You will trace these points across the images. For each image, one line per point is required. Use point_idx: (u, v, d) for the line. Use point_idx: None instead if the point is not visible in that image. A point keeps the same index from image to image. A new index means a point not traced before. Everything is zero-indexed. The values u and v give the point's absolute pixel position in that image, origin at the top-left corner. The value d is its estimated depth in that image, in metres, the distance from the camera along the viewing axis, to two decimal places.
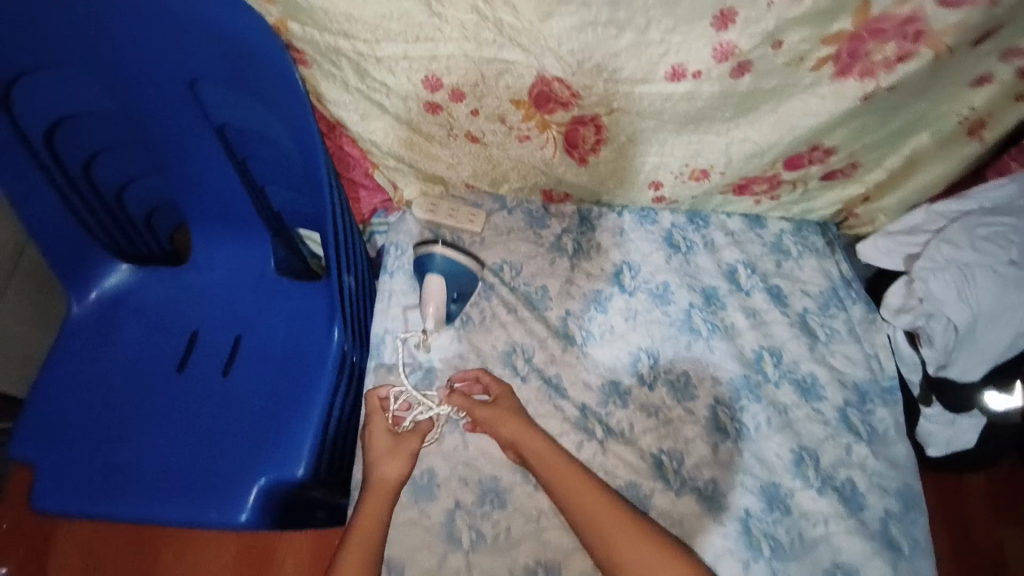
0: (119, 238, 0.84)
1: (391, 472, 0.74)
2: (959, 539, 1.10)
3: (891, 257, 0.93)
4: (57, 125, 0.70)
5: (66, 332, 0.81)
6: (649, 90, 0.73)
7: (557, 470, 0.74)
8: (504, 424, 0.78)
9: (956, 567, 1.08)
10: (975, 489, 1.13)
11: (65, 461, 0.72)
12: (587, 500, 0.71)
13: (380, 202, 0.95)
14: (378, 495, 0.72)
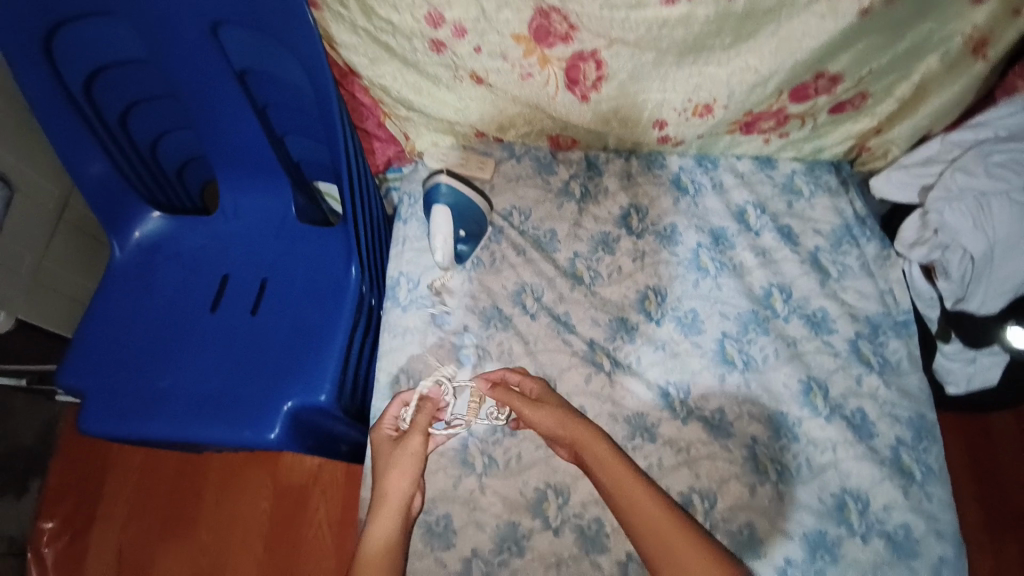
0: (157, 193, 0.94)
1: (401, 486, 0.70)
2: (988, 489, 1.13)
3: (902, 191, 0.94)
4: (95, 74, 0.77)
5: (112, 275, 0.90)
6: (644, 16, 0.74)
7: (621, 483, 0.67)
8: (557, 426, 0.73)
9: (984, 514, 1.12)
10: (1002, 438, 1.16)
11: (110, 386, 0.80)
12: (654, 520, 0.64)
13: (393, 153, 1.02)
14: (387, 513, 0.68)
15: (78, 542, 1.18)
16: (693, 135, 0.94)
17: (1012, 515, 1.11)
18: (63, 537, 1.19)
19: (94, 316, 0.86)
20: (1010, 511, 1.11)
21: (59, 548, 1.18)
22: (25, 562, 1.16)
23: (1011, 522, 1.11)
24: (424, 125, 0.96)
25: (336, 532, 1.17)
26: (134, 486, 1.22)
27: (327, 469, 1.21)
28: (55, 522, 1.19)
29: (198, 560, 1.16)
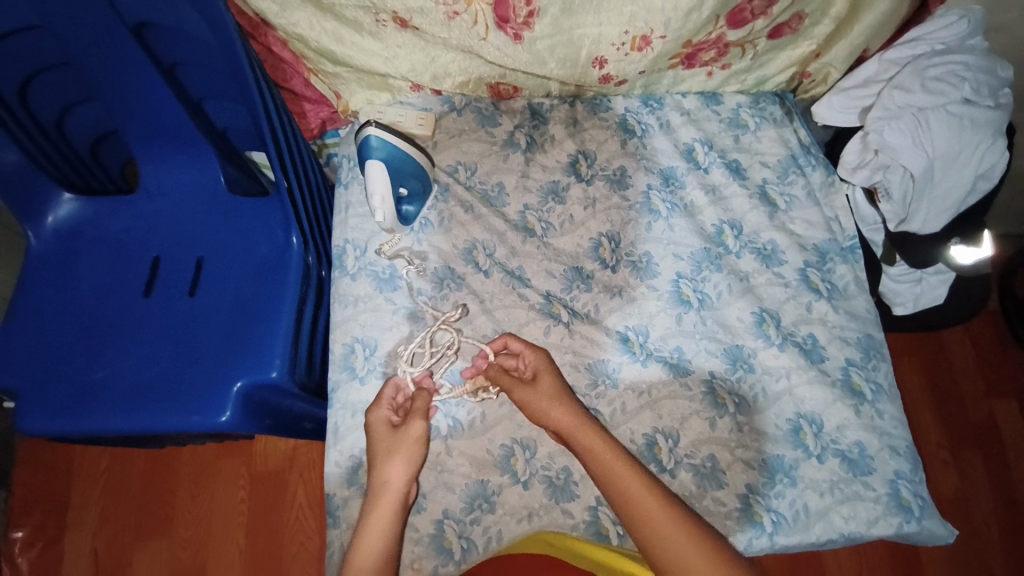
0: (72, 175, 0.86)
1: (399, 478, 0.69)
2: (947, 407, 1.20)
3: (845, 115, 0.95)
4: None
5: (31, 264, 0.83)
6: None
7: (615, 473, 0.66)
8: (548, 409, 0.71)
9: (943, 429, 1.18)
10: (955, 356, 1.22)
11: (43, 384, 0.75)
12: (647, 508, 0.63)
13: (326, 115, 0.97)
14: (386, 507, 0.67)
15: (50, 551, 1.14)
16: (634, 71, 0.91)
17: (973, 432, 1.18)
18: (34, 547, 1.14)
19: (19, 311, 0.80)
20: (965, 425, 1.18)
21: (30, 559, 1.13)
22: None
23: (973, 439, 1.17)
24: (356, 82, 0.91)
25: (317, 513, 1.16)
26: (104, 488, 1.18)
27: (302, 452, 1.20)
28: (24, 533, 1.14)
29: (179, 555, 1.14)
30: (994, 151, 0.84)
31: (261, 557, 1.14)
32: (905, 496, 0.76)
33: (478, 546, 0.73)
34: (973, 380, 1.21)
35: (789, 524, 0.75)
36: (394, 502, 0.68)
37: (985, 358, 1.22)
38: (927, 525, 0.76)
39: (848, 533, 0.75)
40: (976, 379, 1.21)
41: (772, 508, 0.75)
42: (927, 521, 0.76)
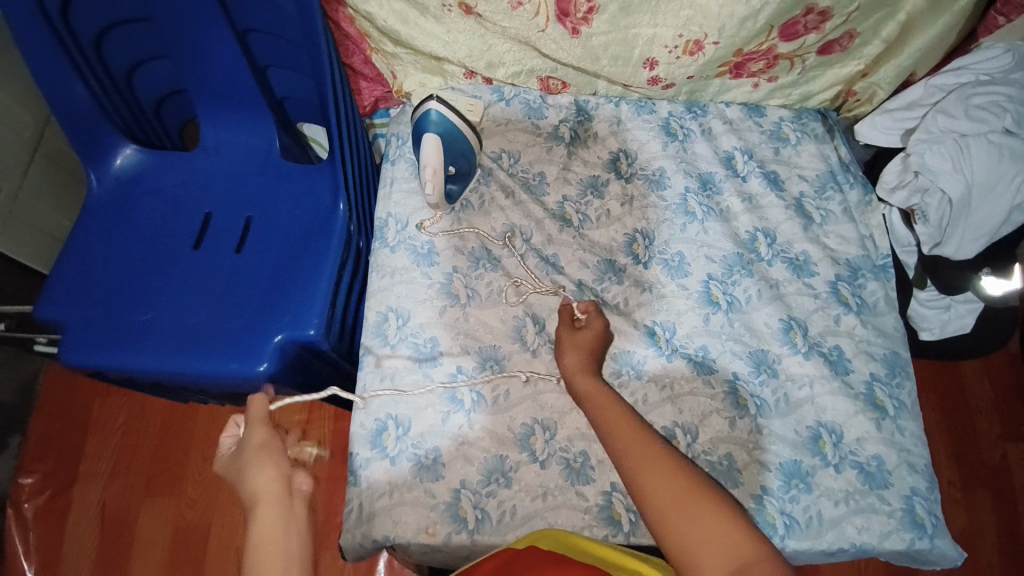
0: (134, 128, 0.91)
1: (267, 479, 0.62)
2: (963, 448, 1.18)
3: (887, 135, 0.97)
4: None
5: (89, 207, 0.87)
6: None
7: (637, 453, 0.63)
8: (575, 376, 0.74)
9: (956, 469, 1.17)
10: (975, 398, 1.21)
11: (88, 321, 0.78)
12: (669, 491, 0.58)
13: (380, 93, 1.02)
14: (268, 508, 0.59)
15: (60, 499, 1.17)
16: (682, 75, 0.94)
17: (985, 473, 1.17)
18: (45, 493, 1.18)
19: (72, 250, 0.84)
20: (981, 468, 1.17)
21: (39, 505, 1.17)
22: (2, 518, 1.15)
23: (985, 481, 1.16)
24: (412, 64, 0.95)
25: (323, 488, 1.17)
26: (118, 442, 1.21)
27: (313, 427, 1.21)
28: (35, 478, 1.18)
29: (184, 515, 1.16)
30: None
31: None
32: (921, 514, 0.76)
33: (492, 517, 0.75)
34: (993, 422, 1.20)
35: (801, 529, 0.75)
36: (275, 500, 0.60)
37: (1002, 400, 1.21)
38: (941, 545, 0.75)
39: (860, 543, 0.75)
40: (993, 421, 1.20)
41: (786, 512, 0.76)
42: (942, 541, 0.76)
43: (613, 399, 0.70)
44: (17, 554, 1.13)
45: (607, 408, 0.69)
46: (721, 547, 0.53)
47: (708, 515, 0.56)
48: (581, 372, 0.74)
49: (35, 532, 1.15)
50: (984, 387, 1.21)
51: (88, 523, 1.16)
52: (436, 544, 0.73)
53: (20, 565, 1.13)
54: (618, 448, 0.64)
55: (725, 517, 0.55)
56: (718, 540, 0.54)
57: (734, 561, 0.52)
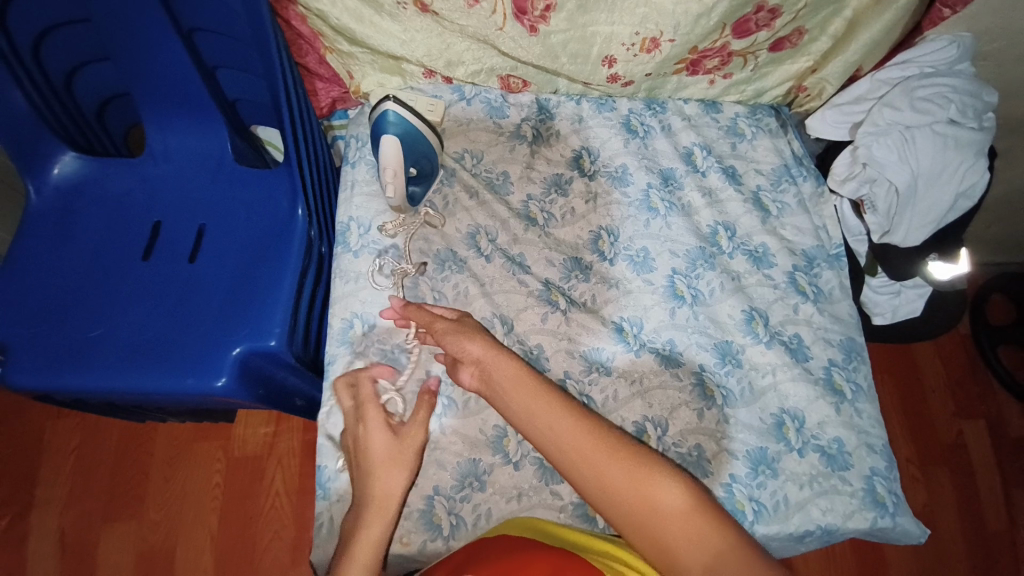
0: (74, 133, 0.86)
1: (392, 487, 0.66)
2: (918, 427, 1.24)
3: (835, 129, 1.00)
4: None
5: (28, 219, 0.82)
6: None
7: (589, 468, 0.58)
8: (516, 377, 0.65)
9: (912, 447, 1.22)
10: (929, 379, 1.27)
11: (32, 340, 0.74)
12: (631, 502, 0.56)
13: (337, 94, 0.99)
14: (381, 515, 0.64)
15: (8, 530, 1.10)
16: (641, 73, 0.95)
17: (941, 450, 1.23)
18: None
19: (12, 265, 0.78)
20: (935, 445, 1.23)
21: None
22: None
23: (941, 458, 1.22)
24: (369, 64, 0.93)
25: (295, 501, 1.15)
26: (71, 467, 1.15)
27: (281, 439, 1.18)
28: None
29: (147, 539, 1.11)
30: (975, 170, 0.90)
31: (234, 543, 1.11)
32: (881, 492, 0.80)
33: (467, 522, 0.74)
34: (945, 401, 1.26)
35: (769, 513, 0.77)
36: (390, 513, 0.64)
37: (953, 379, 1.27)
38: (901, 521, 0.79)
39: (825, 525, 0.77)
40: (945, 400, 1.26)
41: (754, 498, 0.78)
42: (902, 518, 0.79)
43: (544, 399, 0.63)
44: None
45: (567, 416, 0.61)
46: (693, 542, 0.54)
47: (672, 516, 0.55)
48: (490, 357, 0.68)
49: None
50: (936, 368, 1.28)
51: (45, 552, 1.10)
52: (411, 552, 0.72)
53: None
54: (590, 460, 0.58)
55: (691, 511, 0.55)
56: (688, 537, 0.54)
57: (706, 554, 0.53)
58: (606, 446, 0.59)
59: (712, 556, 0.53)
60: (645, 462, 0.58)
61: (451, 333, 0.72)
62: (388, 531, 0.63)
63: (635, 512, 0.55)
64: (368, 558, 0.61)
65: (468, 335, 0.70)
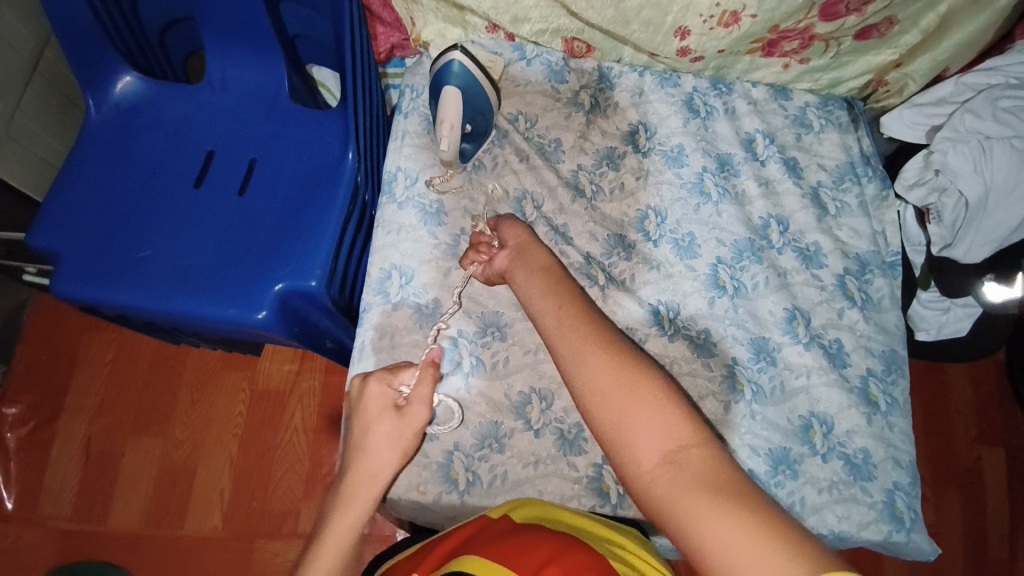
0: (136, 54, 0.86)
1: (378, 470, 0.63)
2: (939, 451, 1.21)
3: (913, 130, 0.94)
4: None
5: (86, 133, 0.83)
6: None
7: (577, 344, 0.60)
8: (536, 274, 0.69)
9: (930, 470, 1.20)
10: (960, 405, 1.23)
11: (81, 252, 0.76)
12: (608, 378, 0.56)
13: (396, 40, 0.97)
14: (360, 496, 0.62)
15: (42, 431, 1.17)
16: (713, 49, 0.91)
17: (956, 474, 1.20)
18: (30, 423, 1.18)
19: (67, 177, 0.80)
20: (955, 471, 1.20)
21: (21, 436, 1.17)
22: None
23: (954, 481, 1.19)
24: (433, 12, 0.90)
25: (312, 438, 1.18)
26: (105, 379, 1.20)
27: (304, 378, 1.22)
28: (18, 409, 1.18)
29: (170, 455, 1.17)
30: None
31: (251, 471, 1.16)
32: (900, 507, 0.78)
33: (483, 481, 0.75)
34: (972, 429, 1.22)
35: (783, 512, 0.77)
36: (372, 496, 0.62)
37: (983, 406, 1.23)
38: (915, 539, 0.78)
39: (838, 531, 0.76)
40: (971, 427, 1.22)
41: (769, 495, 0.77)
42: (917, 536, 0.78)
43: (560, 285, 0.67)
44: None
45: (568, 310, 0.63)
46: (660, 430, 0.52)
47: (645, 400, 0.53)
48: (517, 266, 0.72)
49: (15, 461, 1.16)
50: (969, 394, 1.23)
51: (74, 456, 1.16)
52: (426, 501, 0.74)
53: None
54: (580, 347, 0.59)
55: (667, 401, 0.53)
56: (656, 423, 0.52)
57: (670, 444, 0.51)
58: (601, 332, 0.61)
59: (675, 447, 0.51)
60: (634, 354, 0.58)
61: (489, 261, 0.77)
62: (367, 515, 0.61)
63: (608, 385, 0.55)
64: (340, 542, 0.59)
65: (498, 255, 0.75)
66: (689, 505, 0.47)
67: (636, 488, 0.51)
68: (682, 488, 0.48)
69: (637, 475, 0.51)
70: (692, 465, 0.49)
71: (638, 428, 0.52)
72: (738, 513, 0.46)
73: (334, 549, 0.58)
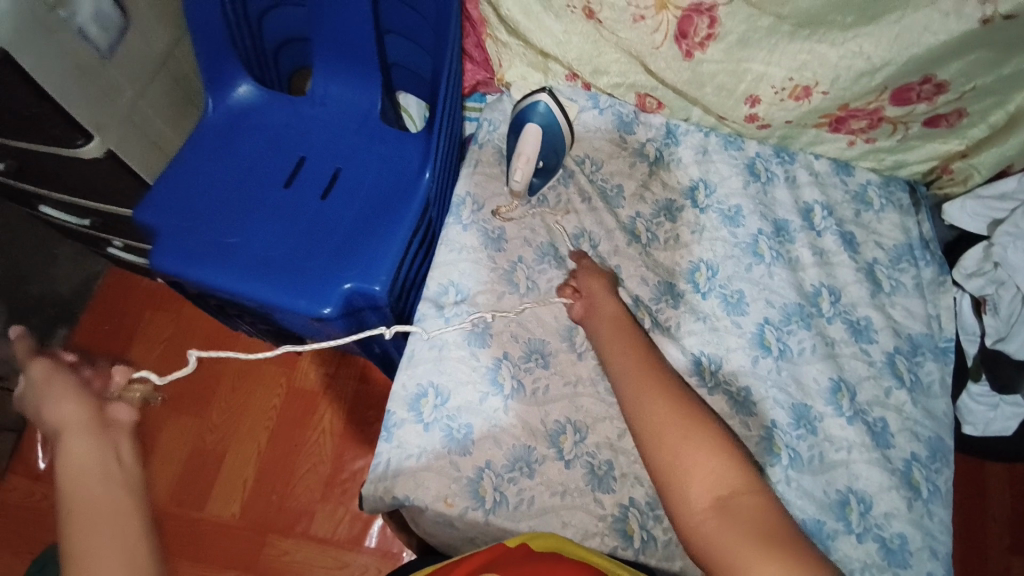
0: (254, 65, 0.96)
1: (65, 407, 0.52)
2: (967, 554, 1.13)
3: (972, 221, 0.94)
4: None
5: (200, 128, 0.93)
6: None
7: (640, 389, 0.67)
8: (603, 321, 0.77)
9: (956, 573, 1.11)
10: (995, 509, 1.15)
11: (178, 232, 0.83)
12: (667, 422, 0.62)
13: (481, 78, 1.06)
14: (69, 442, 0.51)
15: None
16: (781, 119, 0.95)
17: None
18: None
19: (176, 164, 0.89)
20: None
21: None
22: None
23: None
24: (519, 57, 1.00)
25: (336, 442, 1.21)
26: (155, 356, 1.27)
27: (338, 382, 1.26)
28: None
29: (203, 438, 1.21)
30: None
31: (275, 465, 1.19)
32: None
33: (509, 503, 0.76)
34: (1004, 538, 1.13)
35: None
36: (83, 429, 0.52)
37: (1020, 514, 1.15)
38: None
39: None
40: (1003, 533, 1.14)
41: None
42: None
43: (630, 334, 0.75)
44: (37, 440, 1.20)
45: (631, 357, 0.71)
46: (712, 476, 0.58)
47: (701, 448, 0.59)
48: (601, 298, 0.80)
49: None
50: (1005, 500, 1.16)
51: None
52: (452, 514, 0.75)
53: (36, 452, 1.20)
54: (636, 392, 0.67)
55: (720, 449, 0.59)
56: (709, 469, 0.58)
57: (722, 490, 0.57)
58: (664, 380, 0.68)
59: (728, 492, 0.56)
60: (691, 402, 0.65)
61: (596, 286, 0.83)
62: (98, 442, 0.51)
63: (666, 430, 0.62)
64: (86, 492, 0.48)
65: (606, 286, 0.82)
66: (740, 549, 0.52)
67: (684, 527, 0.56)
68: (733, 530, 0.53)
69: (689, 518, 0.56)
70: (744, 512, 0.55)
71: (691, 472, 0.58)
72: (785, 560, 0.51)
73: (87, 503, 0.47)
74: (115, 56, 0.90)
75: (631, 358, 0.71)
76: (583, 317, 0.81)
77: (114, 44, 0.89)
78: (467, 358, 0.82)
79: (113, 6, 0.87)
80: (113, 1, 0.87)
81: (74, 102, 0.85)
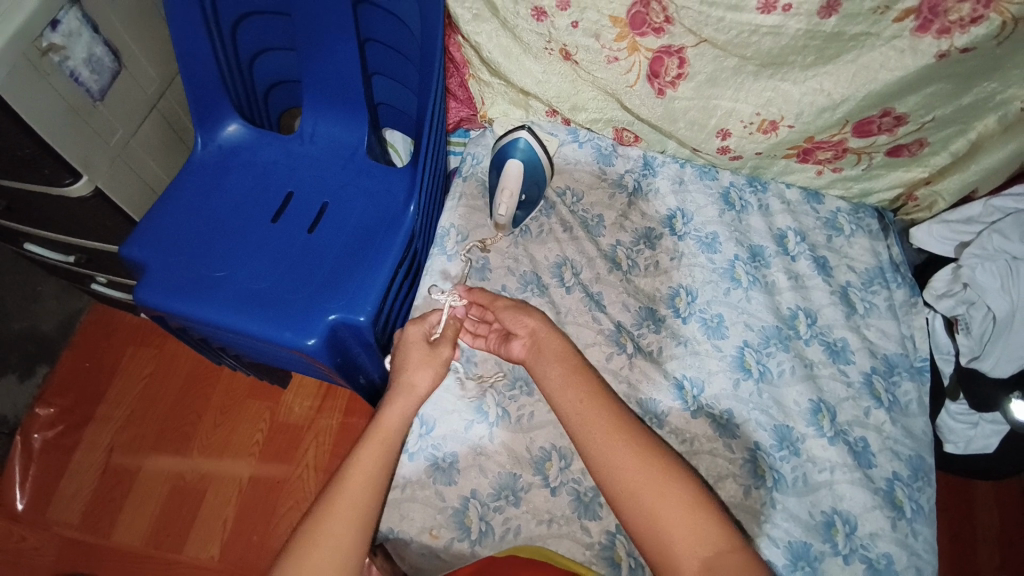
0: (245, 105, 1.00)
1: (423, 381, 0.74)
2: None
3: (941, 244, 0.99)
4: None
5: (190, 166, 0.95)
6: (739, 18, 0.81)
7: (602, 451, 0.65)
8: (547, 366, 0.74)
9: None
10: (986, 529, 1.16)
11: (164, 266, 0.84)
12: (641, 484, 0.62)
13: (465, 115, 1.11)
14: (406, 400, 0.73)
15: (69, 436, 1.22)
16: (751, 151, 0.99)
17: None
18: (56, 427, 1.22)
19: (165, 200, 0.91)
20: None
21: (46, 438, 1.21)
22: (11, 445, 1.20)
23: None
24: (501, 95, 1.04)
25: (320, 479, 1.18)
26: (138, 391, 1.26)
27: (323, 415, 1.24)
28: (51, 411, 1.23)
29: (184, 476, 1.19)
30: None
31: (257, 502, 1.16)
32: None
33: (496, 532, 0.76)
34: (996, 558, 1.13)
35: None
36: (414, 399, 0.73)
37: (1010, 535, 1.15)
38: None
39: None
40: (993, 552, 1.14)
41: None
42: None
43: (580, 372, 0.72)
44: (14, 481, 1.17)
45: (585, 407, 0.69)
46: (696, 537, 0.59)
47: (681, 510, 0.60)
48: (545, 330, 0.77)
49: (36, 464, 1.19)
50: (995, 519, 1.16)
51: (92, 464, 1.20)
52: (438, 546, 0.75)
53: (14, 493, 1.17)
54: (602, 456, 0.65)
55: (698, 506, 0.61)
56: (693, 533, 0.59)
57: (705, 550, 0.59)
58: (626, 431, 0.66)
59: (711, 554, 0.58)
60: (661, 455, 0.65)
61: (509, 309, 0.79)
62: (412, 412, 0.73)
63: (641, 492, 0.62)
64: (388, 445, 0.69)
65: (525, 312, 0.79)
66: None
67: None
68: None
69: None
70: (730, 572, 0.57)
71: (675, 537, 0.59)
72: None
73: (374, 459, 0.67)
74: (106, 99, 0.93)
75: (588, 411, 0.69)
76: (527, 357, 0.77)
77: (105, 88, 0.92)
78: (454, 387, 0.83)
79: (106, 51, 0.91)
80: (107, 47, 0.90)
81: (64, 143, 0.87)
